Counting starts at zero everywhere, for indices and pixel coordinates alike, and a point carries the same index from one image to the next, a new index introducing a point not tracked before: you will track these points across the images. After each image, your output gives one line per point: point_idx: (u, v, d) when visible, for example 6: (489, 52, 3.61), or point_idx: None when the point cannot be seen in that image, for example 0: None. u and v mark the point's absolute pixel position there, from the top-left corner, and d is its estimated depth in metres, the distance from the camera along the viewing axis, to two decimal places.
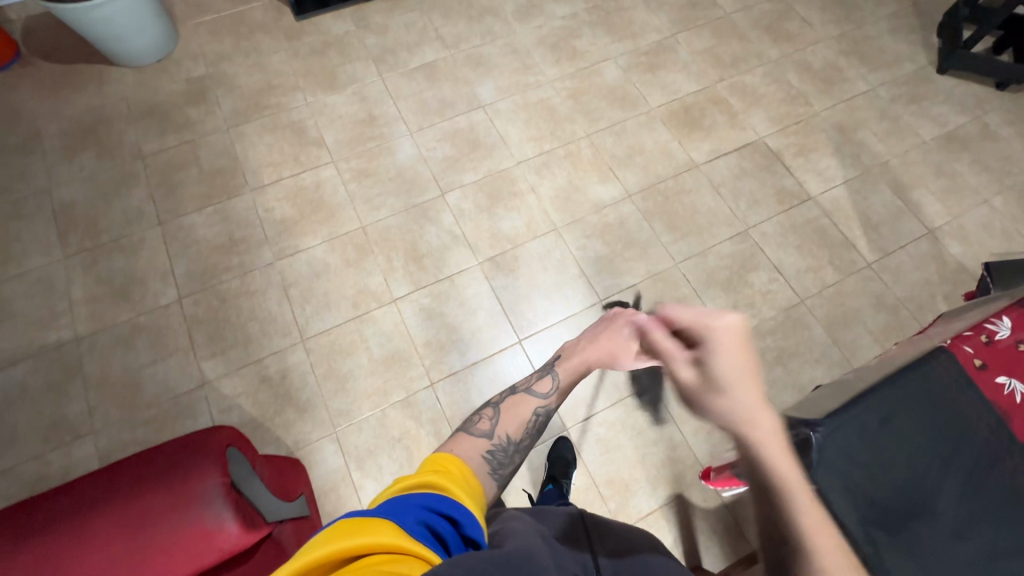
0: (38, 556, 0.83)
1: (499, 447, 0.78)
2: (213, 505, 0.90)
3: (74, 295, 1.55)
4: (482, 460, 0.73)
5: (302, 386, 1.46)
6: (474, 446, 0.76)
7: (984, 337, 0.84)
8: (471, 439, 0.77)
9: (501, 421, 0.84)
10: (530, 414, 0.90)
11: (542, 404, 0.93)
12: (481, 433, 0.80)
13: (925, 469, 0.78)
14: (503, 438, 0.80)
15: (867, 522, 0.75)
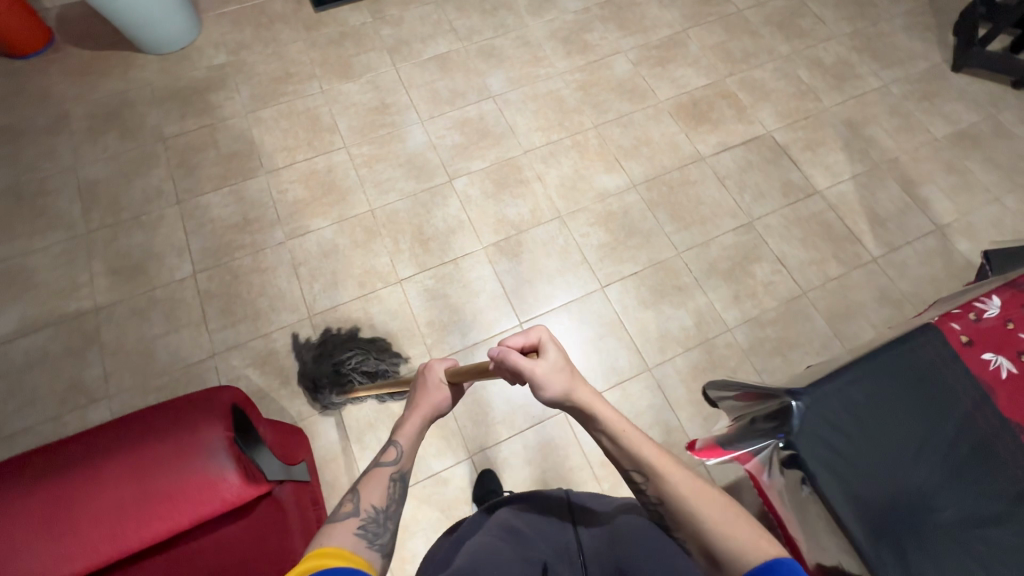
0: (52, 498, 0.88)
1: (371, 518, 0.70)
2: (216, 459, 0.95)
3: (95, 267, 1.62)
4: (356, 542, 0.65)
5: (307, 360, 1.51)
6: (344, 529, 0.67)
7: (972, 316, 0.84)
8: (338, 524, 0.67)
9: (362, 493, 0.74)
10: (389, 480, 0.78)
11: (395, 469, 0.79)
12: (344, 516, 0.69)
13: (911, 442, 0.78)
14: (371, 510, 0.72)
15: (850, 491, 0.76)
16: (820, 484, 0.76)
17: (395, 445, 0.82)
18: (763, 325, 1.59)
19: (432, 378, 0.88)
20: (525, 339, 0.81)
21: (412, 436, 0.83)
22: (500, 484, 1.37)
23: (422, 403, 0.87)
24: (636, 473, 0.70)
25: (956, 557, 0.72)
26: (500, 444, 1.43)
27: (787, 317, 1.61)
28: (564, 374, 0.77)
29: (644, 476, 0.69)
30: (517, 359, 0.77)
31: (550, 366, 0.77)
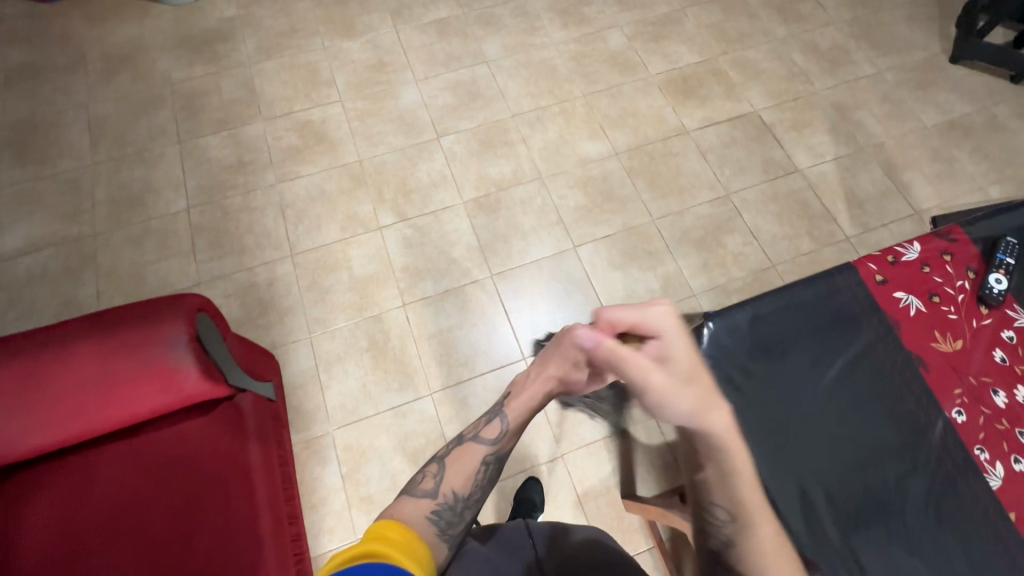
0: (27, 370, 0.97)
1: (446, 505, 0.72)
2: (176, 353, 1.02)
3: (97, 196, 1.72)
4: (424, 526, 0.68)
5: (285, 294, 1.59)
6: (416, 509, 0.70)
7: (891, 258, 0.87)
8: (414, 501, 0.72)
9: (447, 475, 0.77)
10: (478, 465, 0.79)
11: (491, 450, 0.80)
12: (422, 494, 0.73)
13: (816, 373, 0.80)
14: (449, 496, 0.74)
15: (754, 418, 0.78)
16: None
17: (500, 420, 0.82)
18: (729, 293, 1.63)
19: (571, 347, 0.80)
20: (631, 322, 0.71)
21: (518, 415, 0.82)
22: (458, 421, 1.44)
23: (557, 362, 0.82)
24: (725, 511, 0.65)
25: (842, 481, 0.75)
26: (461, 384, 1.50)
27: (754, 287, 1.64)
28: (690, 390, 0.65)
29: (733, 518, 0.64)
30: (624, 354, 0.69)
31: (668, 369, 0.67)
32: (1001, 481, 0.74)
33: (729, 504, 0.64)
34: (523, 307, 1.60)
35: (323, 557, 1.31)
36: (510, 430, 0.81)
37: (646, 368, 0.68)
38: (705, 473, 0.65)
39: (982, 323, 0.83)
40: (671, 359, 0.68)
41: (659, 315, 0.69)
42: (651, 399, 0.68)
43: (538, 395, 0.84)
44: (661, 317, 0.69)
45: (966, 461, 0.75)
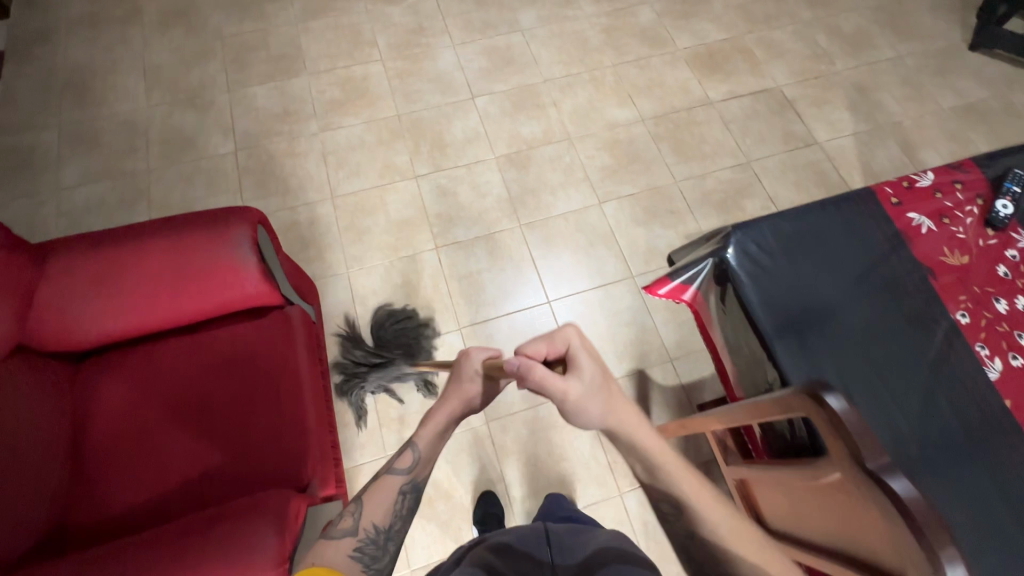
0: (105, 260, 1.06)
1: (368, 540, 0.79)
2: (240, 254, 1.11)
3: (152, 136, 1.82)
4: (349, 564, 0.75)
5: (325, 233, 1.68)
6: (338, 549, 0.77)
7: (906, 183, 0.95)
8: (335, 543, 0.77)
9: (365, 510, 0.83)
10: (394, 496, 0.85)
11: (405, 481, 0.86)
12: (341, 534, 0.79)
13: (836, 278, 0.88)
14: (369, 530, 0.80)
15: (778, 313, 0.86)
16: (749, 306, 0.87)
17: (411, 450, 0.87)
18: None
19: (468, 369, 0.85)
20: (549, 350, 0.74)
21: (430, 442, 0.87)
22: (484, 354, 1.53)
23: (455, 394, 0.86)
24: (669, 504, 0.78)
25: (856, 369, 0.82)
26: (488, 322, 1.58)
27: None
28: (599, 394, 0.72)
29: (676, 508, 0.77)
30: (547, 375, 0.70)
31: (581, 378, 0.71)
32: (999, 374, 0.80)
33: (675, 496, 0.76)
34: (549, 256, 1.68)
35: (356, 469, 1.40)
36: (422, 457, 0.86)
37: (566, 385, 0.70)
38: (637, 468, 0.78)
39: (989, 243, 0.90)
40: (584, 374, 0.72)
41: (575, 341, 0.74)
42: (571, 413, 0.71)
43: (442, 424, 0.87)
44: (571, 341, 0.74)
45: (969, 356, 0.81)
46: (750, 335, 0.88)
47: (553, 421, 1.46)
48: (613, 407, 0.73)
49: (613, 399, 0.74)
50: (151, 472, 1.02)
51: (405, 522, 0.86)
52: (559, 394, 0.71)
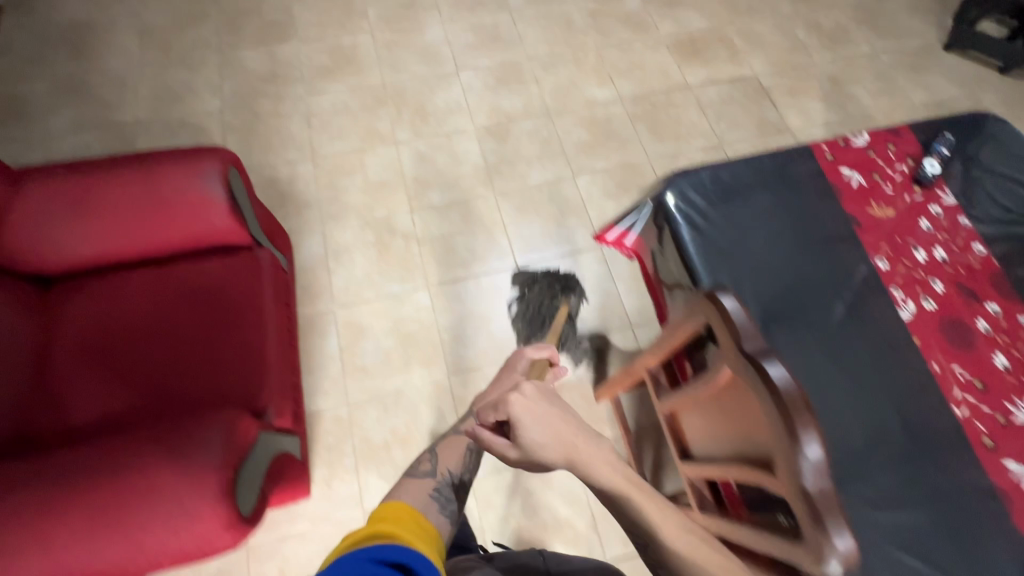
0: (79, 183, 1.11)
1: (445, 482, 0.79)
2: (209, 187, 1.15)
3: (142, 91, 1.87)
4: (430, 503, 0.73)
5: (304, 190, 1.73)
6: (420, 488, 0.75)
7: (842, 142, 1.00)
8: (416, 481, 0.77)
9: (440, 458, 0.84)
10: (464, 449, 0.87)
11: (472, 439, 0.89)
12: (421, 475, 0.79)
13: (767, 223, 0.92)
14: (445, 475, 0.81)
15: (709, 252, 0.90)
16: (682, 244, 0.90)
17: (472, 417, 0.93)
18: None
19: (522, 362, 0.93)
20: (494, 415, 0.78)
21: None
22: (451, 312, 1.57)
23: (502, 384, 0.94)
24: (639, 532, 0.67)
25: (777, 305, 0.86)
26: (457, 282, 1.62)
27: None
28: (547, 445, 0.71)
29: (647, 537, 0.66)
30: (491, 438, 0.77)
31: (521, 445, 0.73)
32: (911, 315, 0.85)
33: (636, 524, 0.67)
34: (521, 223, 1.72)
35: (318, 413, 1.43)
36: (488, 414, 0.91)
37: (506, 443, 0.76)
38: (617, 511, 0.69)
39: (914, 199, 0.95)
40: (525, 438, 0.72)
41: (513, 406, 0.74)
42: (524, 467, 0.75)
43: None
44: (508, 404, 0.75)
45: (884, 298, 0.86)
46: (683, 274, 0.92)
47: None
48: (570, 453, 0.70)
49: (566, 436, 0.71)
50: (110, 388, 1.06)
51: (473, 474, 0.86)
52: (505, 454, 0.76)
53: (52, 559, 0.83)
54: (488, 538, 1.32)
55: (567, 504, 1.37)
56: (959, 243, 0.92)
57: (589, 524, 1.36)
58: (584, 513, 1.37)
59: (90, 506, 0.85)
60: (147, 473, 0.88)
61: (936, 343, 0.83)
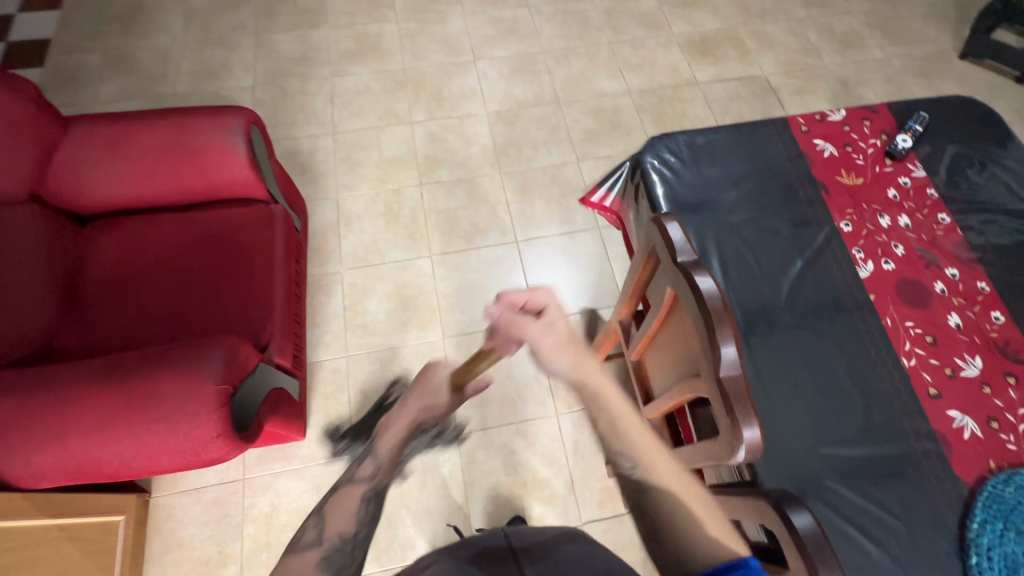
0: (117, 131, 1.22)
1: (333, 550, 0.76)
2: (231, 141, 1.26)
3: (182, 66, 2.02)
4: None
5: (322, 161, 1.84)
6: (303, 563, 0.73)
7: (818, 116, 1.04)
8: (301, 557, 0.74)
9: (327, 523, 0.78)
10: (357, 506, 0.81)
11: (367, 489, 0.82)
12: (305, 546, 0.76)
13: (737, 185, 0.97)
14: (335, 541, 0.77)
15: (678, 207, 0.96)
16: (654, 199, 0.96)
17: (372, 458, 0.83)
18: None
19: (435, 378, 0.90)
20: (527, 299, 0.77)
21: (389, 451, 0.85)
22: (450, 279, 1.65)
23: (416, 402, 0.88)
24: (627, 459, 0.72)
25: (739, 258, 0.91)
26: (458, 252, 1.70)
27: None
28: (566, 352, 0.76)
29: (635, 464, 0.71)
30: (523, 324, 0.75)
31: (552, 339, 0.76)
32: (869, 273, 0.89)
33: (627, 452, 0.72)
34: (523, 202, 1.80)
35: (318, 363, 1.52)
36: (384, 463, 0.83)
37: (538, 327, 0.75)
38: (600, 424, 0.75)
39: (884, 170, 0.99)
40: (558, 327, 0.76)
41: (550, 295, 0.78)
42: (546, 355, 0.77)
43: (402, 428, 0.87)
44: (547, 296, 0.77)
45: (844, 257, 0.90)
46: None
47: None
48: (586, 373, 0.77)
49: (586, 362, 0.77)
50: (131, 315, 1.17)
51: (371, 528, 0.82)
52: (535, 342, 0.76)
53: (69, 449, 0.93)
54: (469, 490, 1.39)
55: (547, 465, 1.42)
56: (924, 213, 0.95)
57: (567, 486, 1.40)
58: (563, 475, 1.42)
59: (103, 406, 0.95)
60: (154, 382, 0.97)
61: (891, 299, 0.87)
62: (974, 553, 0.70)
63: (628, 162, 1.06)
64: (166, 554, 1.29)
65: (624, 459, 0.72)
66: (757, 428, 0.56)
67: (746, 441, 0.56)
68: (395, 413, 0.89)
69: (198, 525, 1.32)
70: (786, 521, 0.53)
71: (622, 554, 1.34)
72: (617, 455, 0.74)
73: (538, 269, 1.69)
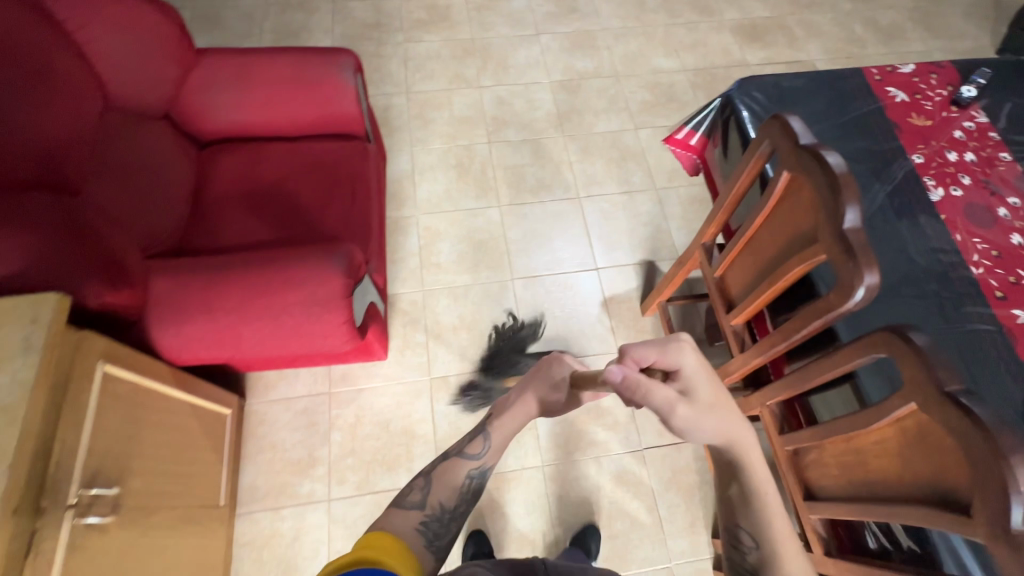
0: (243, 62, 1.35)
1: (434, 517, 0.70)
2: (343, 76, 1.37)
3: (266, 26, 2.16)
4: (415, 536, 0.66)
5: (397, 117, 1.97)
6: (406, 519, 0.68)
7: (890, 69, 1.16)
8: (403, 513, 0.69)
9: (433, 488, 0.76)
10: (462, 482, 0.78)
11: (477, 467, 0.81)
12: (410, 505, 0.71)
13: (820, 121, 1.08)
14: (437, 507, 0.72)
15: None
16: (745, 129, 1.07)
17: (484, 438, 0.83)
18: None
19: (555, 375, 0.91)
20: (657, 361, 0.79)
21: (502, 433, 0.84)
22: (519, 227, 1.77)
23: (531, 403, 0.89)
24: (750, 538, 0.75)
25: None
26: (525, 205, 1.82)
27: None
28: (714, 409, 0.76)
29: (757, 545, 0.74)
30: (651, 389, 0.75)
31: (693, 403, 0.75)
32: (940, 197, 1.00)
33: (752, 529, 0.75)
34: (585, 163, 1.91)
35: (397, 295, 1.63)
36: (497, 444, 0.82)
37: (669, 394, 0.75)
38: (733, 489, 0.77)
39: (951, 115, 1.10)
40: (698, 396, 0.76)
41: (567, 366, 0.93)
42: (687, 427, 0.75)
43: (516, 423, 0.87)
44: (682, 357, 0.78)
45: (917, 184, 1.01)
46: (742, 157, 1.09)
47: (568, 285, 1.69)
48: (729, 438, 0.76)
49: (731, 422, 0.76)
50: (250, 226, 1.29)
51: (468, 509, 0.77)
52: (668, 405, 0.75)
53: (215, 326, 1.05)
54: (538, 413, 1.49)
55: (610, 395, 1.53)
56: (988, 151, 1.06)
57: (629, 415, 1.50)
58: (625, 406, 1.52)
59: (244, 290, 1.06)
60: (288, 271, 1.08)
61: (959, 220, 0.98)
62: None
63: (716, 102, 1.17)
64: (259, 453, 1.41)
65: (748, 536, 0.75)
66: (875, 274, 0.67)
67: (864, 283, 0.67)
68: (512, 399, 0.90)
69: (288, 431, 1.43)
70: (905, 341, 0.64)
71: (680, 478, 1.44)
72: (739, 530, 0.76)
73: (600, 223, 1.80)
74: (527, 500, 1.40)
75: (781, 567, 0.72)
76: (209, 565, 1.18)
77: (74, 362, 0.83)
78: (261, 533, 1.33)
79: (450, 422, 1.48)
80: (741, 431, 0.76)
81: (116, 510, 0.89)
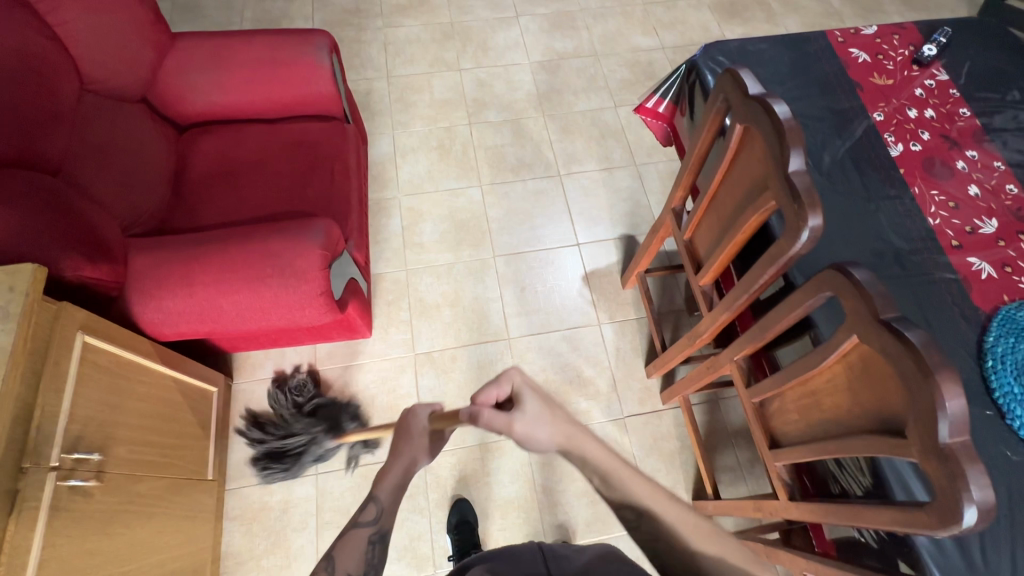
0: (219, 45, 1.36)
1: None
2: (318, 56, 1.38)
3: (246, 15, 2.17)
4: None
5: (378, 101, 1.98)
6: None
7: (853, 31, 1.18)
8: None
9: (337, 558, 0.73)
10: (364, 548, 0.74)
11: (374, 529, 0.75)
12: None
13: (783, 82, 1.10)
14: None
15: None
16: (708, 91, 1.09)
17: (374, 501, 0.77)
18: None
19: (417, 425, 0.83)
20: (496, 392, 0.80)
21: (389, 486, 0.78)
22: (500, 206, 1.79)
23: (405, 455, 0.80)
24: (629, 511, 0.71)
25: None
26: (506, 184, 1.83)
27: None
28: (546, 421, 0.76)
29: (638, 515, 0.70)
30: (491, 417, 0.75)
31: (525, 416, 0.76)
32: (900, 152, 1.02)
33: (632, 503, 0.71)
34: (565, 141, 1.93)
35: (380, 274, 1.66)
36: (384, 493, 0.77)
37: (509, 417, 0.76)
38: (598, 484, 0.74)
39: (912, 73, 1.12)
40: (532, 406, 0.77)
41: (425, 414, 0.85)
42: (532, 443, 0.75)
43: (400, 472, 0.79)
44: (514, 381, 0.80)
45: (877, 140, 1.03)
46: None
47: (549, 261, 1.71)
48: (572, 443, 0.76)
49: (567, 426, 0.76)
50: (229, 206, 1.31)
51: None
52: (503, 427, 0.75)
53: (195, 301, 1.07)
54: None
55: (591, 366, 1.56)
56: (948, 108, 1.08)
57: (610, 384, 1.54)
58: (606, 376, 1.55)
59: (223, 263, 1.09)
60: (266, 245, 1.11)
61: (918, 173, 1.00)
62: (990, 357, 0.83)
63: (681, 69, 1.18)
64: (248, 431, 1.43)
65: (629, 510, 0.71)
66: (818, 217, 0.69)
67: (809, 225, 0.69)
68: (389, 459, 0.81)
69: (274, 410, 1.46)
70: (848, 277, 0.65)
71: (661, 444, 1.47)
72: (619, 508, 0.72)
73: (581, 200, 1.82)
74: (511, 469, 1.43)
75: (671, 526, 0.69)
76: (196, 538, 1.20)
77: (52, 334, 0.85)
78: (250, 506, 1.36)
79: (434, 395, 1.50)
80: (580, 438, 0.76)
81: (99, 477, 0.92)
